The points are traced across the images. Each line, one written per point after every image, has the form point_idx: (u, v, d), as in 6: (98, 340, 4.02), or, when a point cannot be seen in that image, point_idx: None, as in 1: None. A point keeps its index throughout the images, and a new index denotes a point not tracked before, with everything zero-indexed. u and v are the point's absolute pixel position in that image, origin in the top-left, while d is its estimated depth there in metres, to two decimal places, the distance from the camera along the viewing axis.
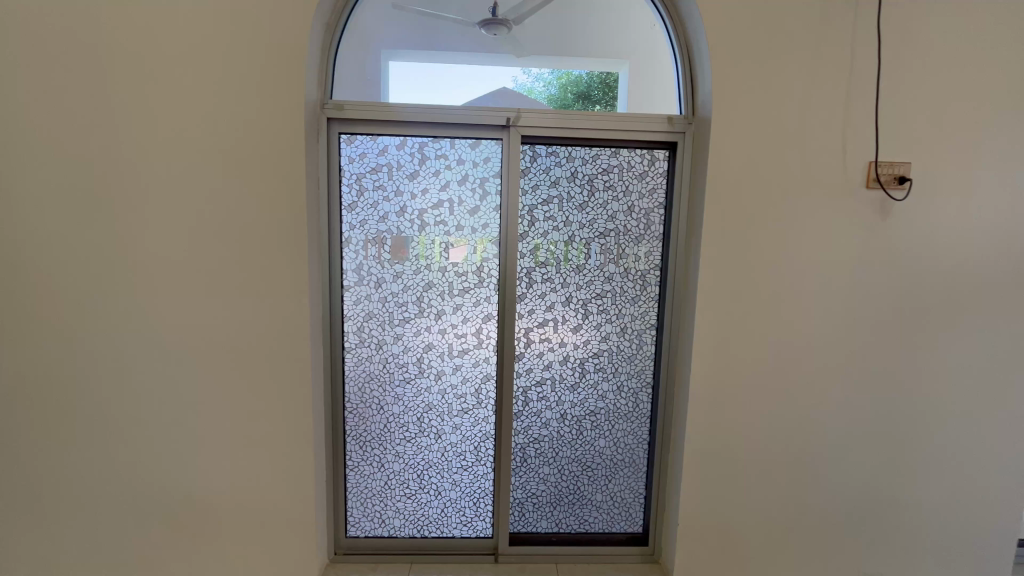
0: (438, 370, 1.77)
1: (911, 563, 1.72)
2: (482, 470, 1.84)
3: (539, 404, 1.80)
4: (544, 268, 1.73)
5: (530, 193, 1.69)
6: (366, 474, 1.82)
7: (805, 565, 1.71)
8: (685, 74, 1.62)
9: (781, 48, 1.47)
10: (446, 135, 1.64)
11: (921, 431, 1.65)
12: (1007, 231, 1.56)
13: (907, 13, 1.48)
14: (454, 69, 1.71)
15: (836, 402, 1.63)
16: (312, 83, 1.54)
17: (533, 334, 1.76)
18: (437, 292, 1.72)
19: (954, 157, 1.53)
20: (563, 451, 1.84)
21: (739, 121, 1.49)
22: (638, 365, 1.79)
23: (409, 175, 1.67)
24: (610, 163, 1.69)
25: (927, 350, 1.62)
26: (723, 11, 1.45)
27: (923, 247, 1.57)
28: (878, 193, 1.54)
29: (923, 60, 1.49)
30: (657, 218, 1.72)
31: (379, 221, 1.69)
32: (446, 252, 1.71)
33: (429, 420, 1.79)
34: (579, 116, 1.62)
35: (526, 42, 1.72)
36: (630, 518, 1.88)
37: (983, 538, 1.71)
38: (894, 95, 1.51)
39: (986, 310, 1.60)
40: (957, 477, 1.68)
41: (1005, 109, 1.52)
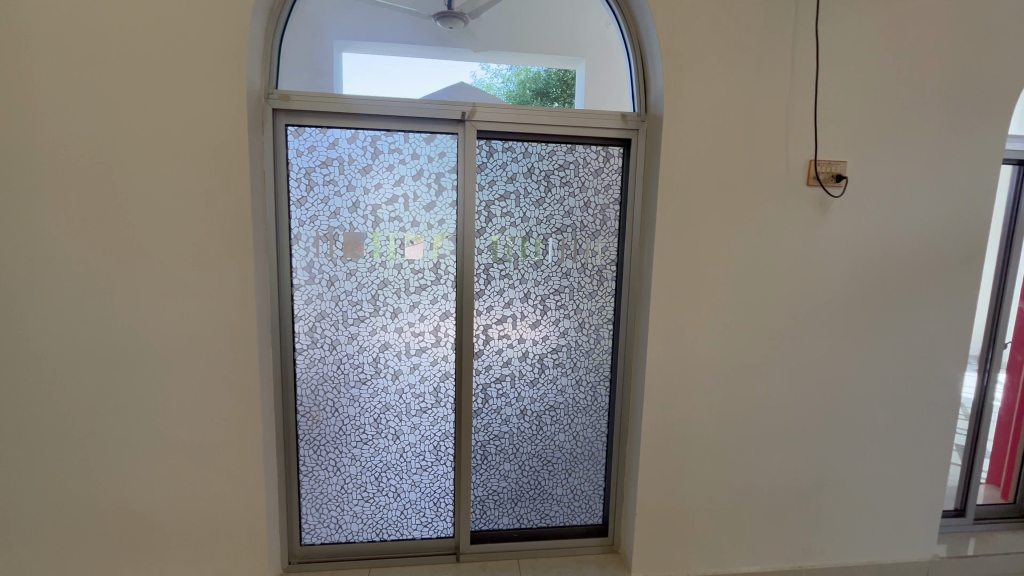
0: (395, 369, 1.73)
1: (851, 539, 1.83)
2: (441, 470, 1.81)
3: (499, 401, 1.80)
4: (502, 264, 1.71)
5: (487, 189, 1.68)
6: (321, 479, 1.76)
7: (755, 545, 1.79)
8: (638, 73, 1.64)
9: (725, 50, 1.52)
10: (399, 128, 1.60)
11: (857, 414, 1.76)
12: (930, 225, 1.68)
13: (841, 19, 1.56)
14: (408, 61, 1.66)
15: (782, 390, 1.71)
16: (254, 71, 1.46)
17: (491, 331, 1.75)
18: (393, 290, 1.68)
19: (885, 157, 1.63)
20: (524, 446, 1.84)
21: (689, 120, 1.54)
22: (596, 359, 1.82)
23: (361, 170, 1.62)
24: (567, 159, 1.69)
25: (863, 338, 1.72)
26: (670, 12, 1.49)
27: (858, 241, 1.66)
28: (818, 190, 1.62)
29: (856, 65, 1.58)
30: (613, 214, 1.74)
31: (331, 217, 1.63)
32: (401, 249, 1.67)
33: (387, 421, 1.75)
34: (534, 112, 1.62)
35: (484, 37, 1.69)
36: (590, 510, 1.90)
37: (912, 511, 1.84)
38: (831, 97, 1.59)
39: (913, 300, 1.71)
40: (890, 456, 1.80)
41: (928, 113, 1.63)
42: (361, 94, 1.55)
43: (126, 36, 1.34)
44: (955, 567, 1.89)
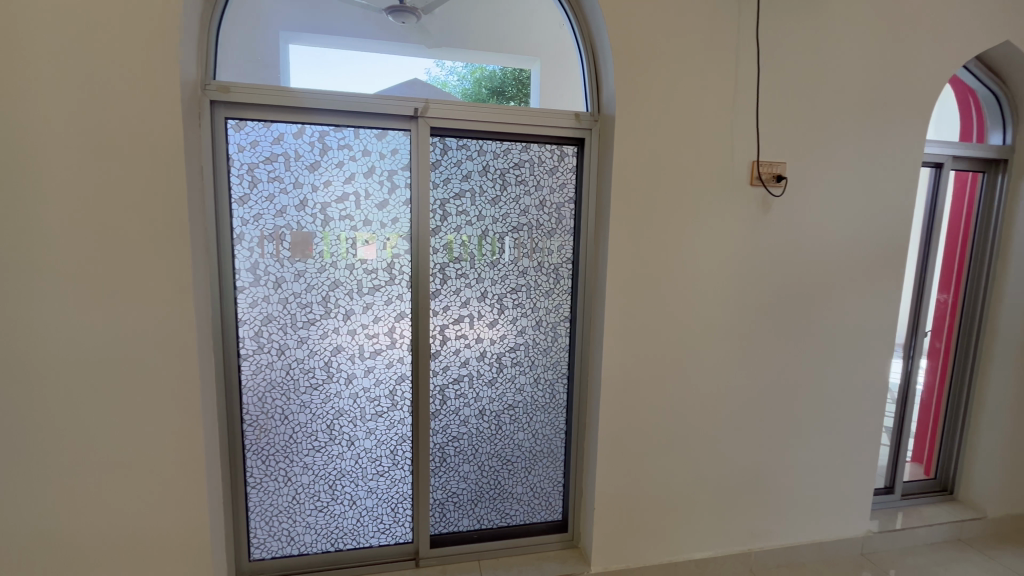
0: (349, 374, 1.67)
1: (795, 520, 1.93)
2: (399, 475, 1.77)
3: (457, 402, 1.78)
4: (458, 263, 1.69)
5: (441, 187, 1.65)
6: (271, 490, 1.68)
7: (707, 531, 1.86)
8: (591, 74, 1.67)
9: (673, 54, 1.57)
10: (349, 123, 1.55)
11: (798, 402, 1.86)
12: (859, 223, 1.80)
13: (779, 28, 1.63)
14: (358, 55, 1.60)
15: (730, 382, 1.79)
16: (188, 60, 1.37)
17: (448, 331, 1.72)
18: (345, 291, 1.62)
19: (819, 159, 1.73)
20: (483, 447, 1.83)
21: (639, 120, 1.57)
22: (554, 357, 1.83)
23: (309, 166, 1.55)
24: (522, 158, 1.69)
25: (803, 329, 1.82)
26: (620, 15, 1.52)
27: (797, 239, 1.76)
28: (760, 190, 1.70)
29: (793, 71, 1.66)
30: (568, 212, 1.75)
31: (276, 216, 1.55)
32: (352, 249, 1.61)
33: (341, 427, 1.69)
34: (489, 110, 1.61)
35: (438, 34, 1.67)
36: (550, 507, 1.91)
37: (847, 490, 1.97)
38: (772, 102, 1.67)
39: (845, 293, 1.83)
40: (827, 440, 1.91)
41: (857, 118, 1.74)
42: (309, 88, 1.49)
43: (39, 16, 1.21)
44: (884, 540, 2.04)
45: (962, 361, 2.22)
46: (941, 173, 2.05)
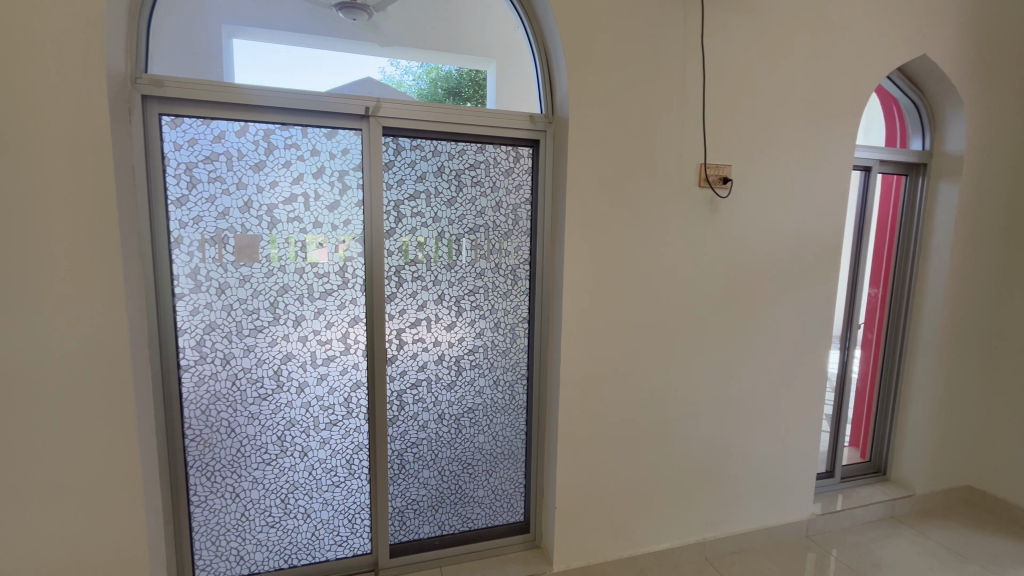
0: (301, 382, 1.60)
1: (746, 508, 2.02)
2: (356, 484, 1.72)
3: (415, 407, 1.74)
4: (414, 265, 1.66)
5: (395, 188, 1.61)
6: (217, 508, 1.59)
7: (664, 523, 1.91)
8: (545, 77, 1.68)
9: (623, 59, 1.61)
10: (296, 122, 1.49)
11: (746, 394, 1.94)
12: (798, 223, 1.90)
13: (724, 35, 1.70)
14: (306, 51, 1.54)
15: (683, 377, 1.84)
16: (116, 51, 1.28)
17: (405, 335, 1.68)
18: (295, 296, 1.56)
19: (762, 162, 1.82)
20: (443, 451, 1.80)
21: (592, 122, 1.60)
22: (513, 358, 1.83)
23: (253, 166, 1.48)
24: (477, 159, 1.68)
25: (749, 325, 1.90)
26: (572, 18, 1.54)
27: (743, 238, 1.84)
28: (707, 192, 1.77)
29: (737, 78, 1.74)
30: (524, 214, 1.76)
31: (218, 218, 1.47)
32: (301, 252, 1.55)
33: (293, 438, 1.62)
34: (442, 110, 1.59)
35: (391, 32, 1.63)
36: (511, 509, 1.91)
37: (793, 476, 2.07)
38: (718, 106, 1.73)
39: (787, 289, 1.93)
40: (773, 429, 2.01)
41: (795, 123, 1.83)
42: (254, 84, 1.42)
43: None
44: (827, 522, 2.16)
45: (892, 350, 2.39)
46: (870, 175, 2.19)
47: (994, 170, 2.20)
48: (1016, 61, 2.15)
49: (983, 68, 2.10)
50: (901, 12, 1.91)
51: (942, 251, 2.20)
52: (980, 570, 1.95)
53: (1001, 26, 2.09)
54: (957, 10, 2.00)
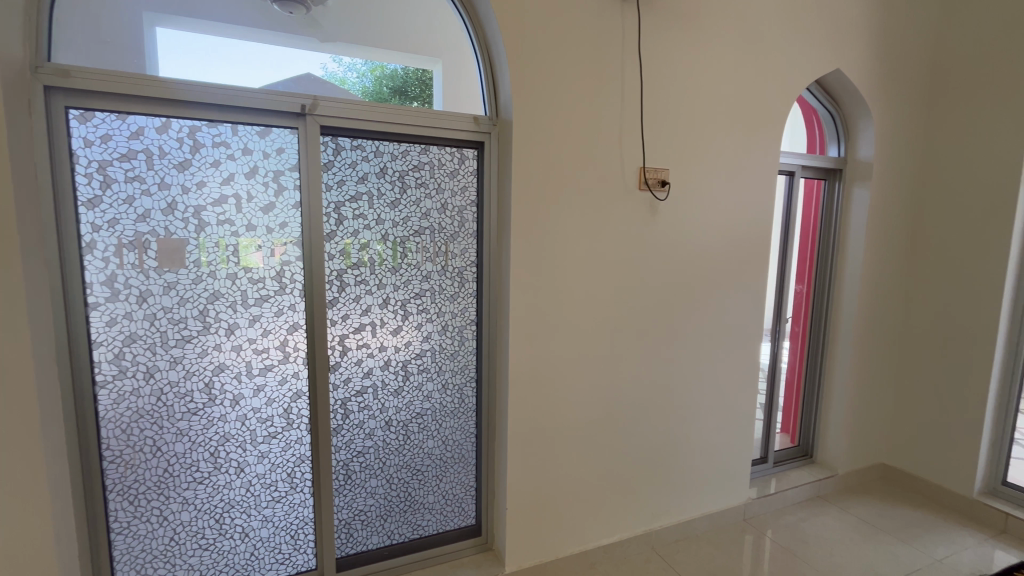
0: (235, 394, 1.51)
1: (689, 496, 2.11)
2: (298, 498, 1.64)
3: (361, 415, 1.69)
4: (358, 269, 1.61)
5: (335, 189, 1.56)
6: (142, 534, 1.47)
7: (613, 517, 1.96)
8: (489, 78, 1.68)
9: (564, 63, 1.63)
10: (225, 119, 1.40)
11: (687, 388, 2.03)
12: (730, 224, 2.01)
13: (659, 44, 1.77)
14: (238, 44, 1.45)
15: (627, 374, 1.90)
16: (11, 36, 1.16)
17: (348, 341, 1.63)
18: (226, 304, 1.47)
19: (696, 166, 1.90)
20: (391, 459, 1.76)
21: (535, 125, 1.62)
22: (461, 361, 1.81)
23: (177, 165, 1.38)
24: (421, 160, 1.66)
25: (688, 321, 1.99)
26: (513, 22, 1.55)
27: (680, 239, 1.92)
28: (647, 194, 1.83)
29: (672, 85, 1.81)
30: (470, 215, 1.75)
31: (137, 221, 1.36)
32: (233, 257, 1.46)
33: (227, 454, 1.53)
34: (385, 110, 1.56)
35: (332, 27, 1.57)
36: (463, 513, 1.90)
37: (730, 464, 2.19)
38: (655, 112, 1.80)
39: (722, 286, 2.03)
40: (713, 420, 2.11)
41: (725, 130, 1.94)
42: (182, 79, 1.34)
43: None
44: (762, 505, 2.30)
45: (816, 342, 2.57)
46: (794, 180, 2.35)
47: (898, 176, 2.43)
48: (914, 76, 2.38)
49: (888, 82, 2.30)
50: (817, 28, 2.06)
51: (857, 250, 2.41)
52: (894, 539, 2.13)
53: (902, 45, 2.31)
54: (864, 28, 2.19)
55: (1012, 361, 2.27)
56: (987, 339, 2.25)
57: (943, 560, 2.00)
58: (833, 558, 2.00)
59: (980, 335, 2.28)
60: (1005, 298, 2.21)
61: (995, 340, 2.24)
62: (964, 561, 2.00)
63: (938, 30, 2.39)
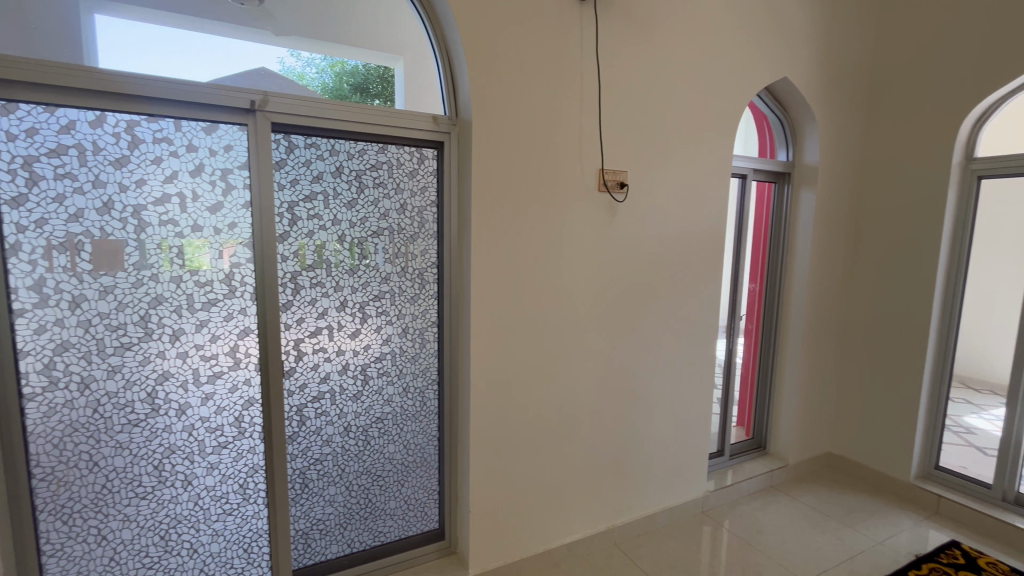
0: (181, 404, 1.44)
1: (649, 491, 2.16)
2: (251, 510, 1.58)
3: (318, 421, 1.64)
4: (313, 271, 1.57)
5: (288, 188, 1.51)
6: (77, 556, 1.37)
7: (576, 514, 1.98)
8: (450, 78, 1.66)
9: (522, 63, 1.64)
10: (166, 113, 1.33)
11: (646, 385, 2.08)
12: (686, 226, 2.07)
13: (616, 48, 1.80)
14: (183, 35, 1.38)
15: (588, 373, 1.92)
16: None
17: (304, 345, 1.58)
18: (171, 309, 1.39)
19: (653, 169, 1.95)
20: (350, 465, 1.71)
21: (494, 126, 1.62)
22: (422, 364, 1.79)
23: (113, 161, 1.30)
24: (379, 159, 1.62)
25: (647, 320, 2.04)
26: (470, 21, 1.53)
27: (638, 240, 1.96)
28: (606, 196, 1.86)
29: (628, 89, 1.85)
30: (430, 216, 1.73)
31: (69, 221, 1.27)
32: (178, 259, 1.39)
33: (173, 466, 1.45)
34: (341, 108, 1.52)
35: (287, 20, 1.51)
36: (426, 517, 1.87)
37: (688, 458, 2.25)
38: (613, 115, 1.83)
39: (679, 286, 2.09)
40: (671, 416, 2.17)
41: (680, 134, 1.99)
42: (124, 71, 1.26)
43: None
44: (719, 497, 2.38)
45: (768, 338, 2.68)
46: (746, 182, 2.44)
47: (842, 179, 2.56)
48: (855, 86, 2.52)
49: (831, 90, 2.42)
50: (765, 38, 2.15)
51: (804, 249, 2.53)
52: (839, 524, 2.25)
53: (843, 56, 2.44)
54: (809, 39, 2.29)
55: (943, 353, 2.44)
56: (921, 333, 2.41)
57: (883, 542, 2.13)
58: (785, 544, 2.09)
59: (914, 329, 2.44)
60: (936, 294, 2.37)
61: (927, 333, 2.39)
62: (902, 542, 2.12)
63: (875, 43, 2.54)
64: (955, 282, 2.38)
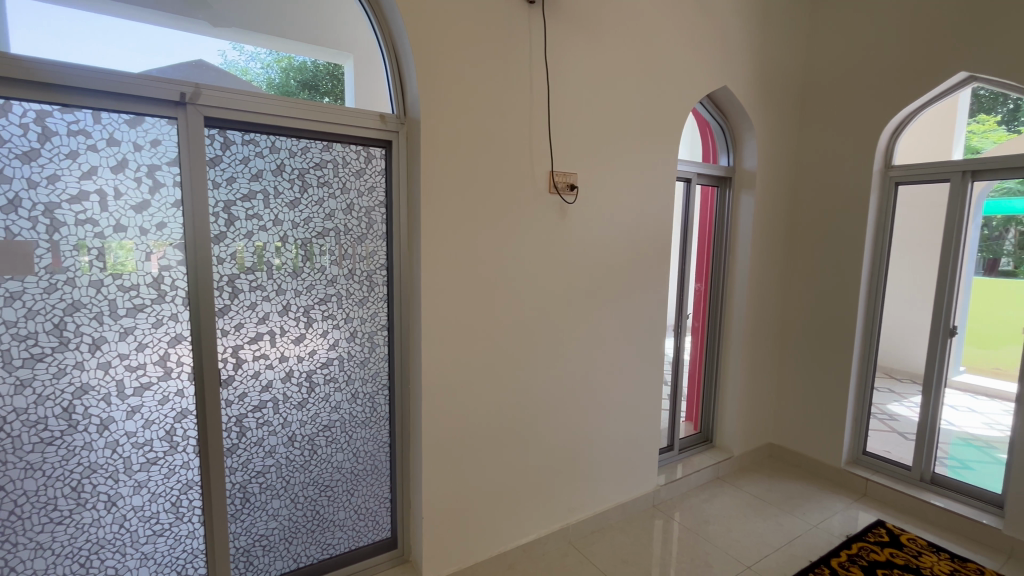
0: (103, 418, 1.33)
1: (602, 487, 2.20)
2: (185, 529, 1.48)
3: (259, 431, 1.56)
4: (252, 274, 1.49)
5: (224, 186, 1.43)
6: None
7: (531, 514, 1.98)
8: (400, 77, 1.63)
9: (472, 64, 1.63)
10: (84, 103, 1.22)
11: (598, 384, 2.12)
12: (635, 228, 2.12)
13: (564, 52, 1.83)
14: (107, 20, 1.27)
15: (541, 373, 1.94)
16: None
17: (243, 352, 1.50)
18: (90, 315, 1.28)
19: (602, 172, 1.99)
20: (295, 476, 1.64)
21: (443, 127, 1.60)
22: (372, 369, 1.74)
23: (21, 155, 1.18)
24: (323, 158, 1.57)
25: (598, 320, 2.07)
26: (419, 21, 1.51)
27: (589, 241, 2.00)
28: (557, 198, 1.88)
29: (577, 94, 1.88)
30: (379, 216, 1.69)
31: None
32: (98, 262, 1.28)
33: (94, 487, 1.33)
34: (283, 104, 1.46)
35: (227, 11, 1.43)
36: (377, 526, 1.82)
37: (640, 453, 2.31)
38: (562, 119, 1.85)
39: (628, 286, 2.14)
40: (622, 413, 2.22)
41: (627, 138, 2.05)
42: (34, 57, 1.16)
43: None
44: (669, 490, 2.45)
45: (713, 336, 2.79)
46: (691, 186, 2.54)
47: (778, 184, 2.71)
48: (788, 96, 2.68)
49: (767, 100, 2.57)
50: (706, 49, 2.25)
51: (745, 250, 2.65)
52: (780, 511, 2.37)
53: (777, 68, 2.59)
54: (746, 51, 2.42)
55: (869, 346, 2.62)
56: (849, 328, 2.58)
57: (818, 525, 2.26)
58: (731, 533, 2.17)
59: (843, 324, 2.61)
60: (861, 291, 2.55)
61: (854, 328, 2.57)
62: (835, 524, 2.26)
63: (805, 58, 2.71)
64: (878, 280, 2.57)
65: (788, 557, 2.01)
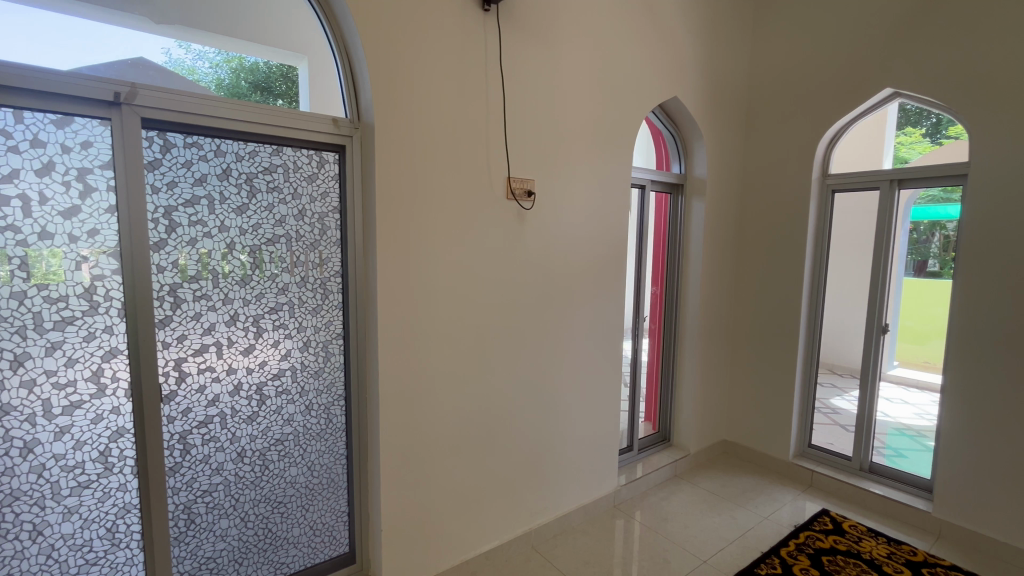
0: (27, 441, 1.23)
1: (564, 490, 2.21)
2: (122, 557, 1.38)
3: (205, 448, 1.48)
4: (196, 283, 1.42)
5: (164, 191, 1.36)
6: None
7: (492, 521, 1.97)
8: (355, 80, 1.60)
9: (427, 69, 1.62)
10: (4, 101, 1.14)
11: (558, 386, 2.14)
12: (591, 233, 2.17)
13: (520, 60, 1.85)
14: (36, 12, 1.19)
15: (501, 378, 1.94)
16: None
17: (186, 365, 1.43)
18: (10, 331, 1.19)
19: (558, 178, 2.02)
20: (245, 494, 1.57)
21: (399, 132, 1.58)
22: (327, 379, 1.69)
23: None
24: (273, 162, 1.52)
25: (557, 324, 2.10)
26: (373, 24, 1.49)
27: (547, 246, 2.02)
28: (514, 204, 1.90)
29: (533, 101, 1.91)
30: (333, 222, 1.64)
31: None
32: (20, 272, 1.19)
33: (16, 516, 1.23)
34: (230, 106, 1.40)
35: (170, 8, 1.37)
36: (334, 542, 1.76)
37: (600, 454, 2.35)
38: (519, 126, 1.88)
39: (585, 290, 2.18)
40: (582, 415, 2.25)
41: (583, 145, 2.09)
42: None
43: None
44: (629, 489, 2.50)
45: (670, 337, 2.87)
46: (645, 193, 2.61)
47: (727, 191, 2.83)
48: (734, 107, 2.81)
49: (716, 111, 2.69)
50: (657, 60, 2.34)
51: (697, 254, 2.76)
52: (733, 505, 2.46)
53: (724, 81, 2.72)
54: (695, 63, 2.53)
55: (812, 344, 2.77)
56: (794, 327, 2.72)
57: (769, 516, 2.36)
58: (688, 529, 2.24)
59: (787, 324, 2.75)
60: (803, 292, 2.70)
61: (798, 327, 2.71)
62: (785, 515, 2.37)
63: (749, 71, 2.86)
64: (818, 282, 2.73)
65: (741, 549, 2.09)
